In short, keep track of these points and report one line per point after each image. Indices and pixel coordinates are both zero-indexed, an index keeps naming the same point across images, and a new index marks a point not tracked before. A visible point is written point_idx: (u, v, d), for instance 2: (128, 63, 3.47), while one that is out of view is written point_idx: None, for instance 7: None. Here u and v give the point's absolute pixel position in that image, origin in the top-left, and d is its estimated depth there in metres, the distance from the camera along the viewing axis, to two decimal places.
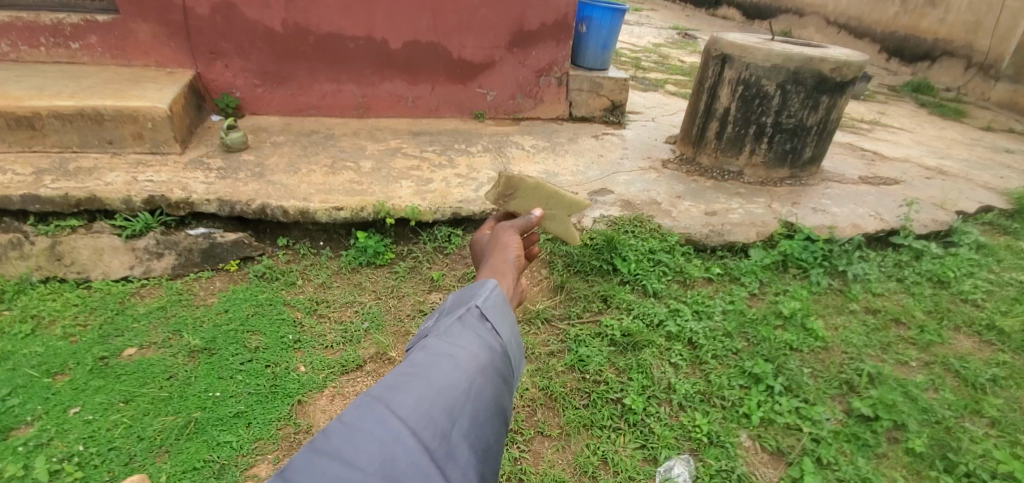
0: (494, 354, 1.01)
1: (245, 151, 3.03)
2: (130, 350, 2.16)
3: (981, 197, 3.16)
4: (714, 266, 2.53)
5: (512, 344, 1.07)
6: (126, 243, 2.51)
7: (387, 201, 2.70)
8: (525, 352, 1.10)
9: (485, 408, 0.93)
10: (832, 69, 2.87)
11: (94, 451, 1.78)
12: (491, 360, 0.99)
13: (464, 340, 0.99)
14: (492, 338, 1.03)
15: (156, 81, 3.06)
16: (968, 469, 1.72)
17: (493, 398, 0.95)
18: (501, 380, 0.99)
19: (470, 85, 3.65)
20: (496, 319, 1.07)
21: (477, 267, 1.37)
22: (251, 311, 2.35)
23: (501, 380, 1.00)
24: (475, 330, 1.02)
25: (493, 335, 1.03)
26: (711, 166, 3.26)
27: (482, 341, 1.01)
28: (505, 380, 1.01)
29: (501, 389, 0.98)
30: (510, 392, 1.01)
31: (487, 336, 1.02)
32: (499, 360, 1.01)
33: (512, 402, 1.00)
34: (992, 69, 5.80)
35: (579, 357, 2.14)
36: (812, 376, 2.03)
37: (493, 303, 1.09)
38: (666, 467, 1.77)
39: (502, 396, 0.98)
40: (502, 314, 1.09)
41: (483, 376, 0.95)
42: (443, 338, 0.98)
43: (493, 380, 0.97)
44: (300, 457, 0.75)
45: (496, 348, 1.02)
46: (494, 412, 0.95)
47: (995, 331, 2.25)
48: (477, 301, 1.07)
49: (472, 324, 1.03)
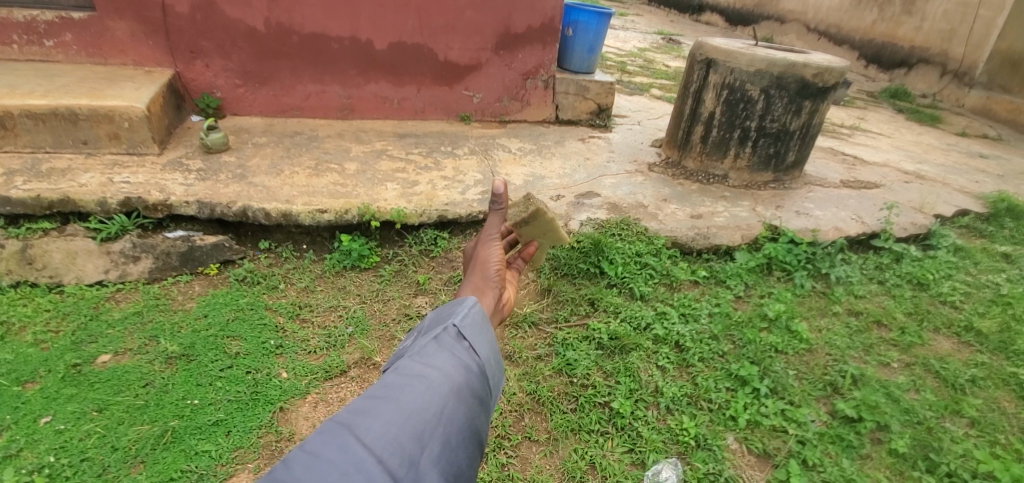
0: (470, 375, 1.02)
1: (226, 152, 2.97)
2: (104, 357, 2.09)
3: (958, 201, 3.23)
4: (700, 269, 2.54)
5: (490, 363, 1.09)
6: (101, 247, 2.44)
7: (372, 204, 2.66)
8: (502, 370, 1.12)
9: (457, 431, 0.94)
10: (814, 74, 2.91)
11: (65, 463, 1.71)
12: (466, 380, 1.00)
13: (439, 360, 1.00)
14: (468, 358, 1.04)
15: (133, 80, 2.99)
16: (948, 469, 1.74)
17: (466, 421, 0.96)
18: (475, 402, 1.00)
19: (456, 87, 3.62)
20: (473, 338, 1.09)
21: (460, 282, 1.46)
22: (230, 316, 2.29)
23: (475, 401, 1.00)
24: (450, 351, 1.03)
25: (469, 354, 1.05)
26: (696, 169, 3.28)
27: (456, 362, 1.02)
28: (480, 400, 1.02)
29: (475, 411, 0.99)
30: (484, 414, 1.02)
31: (463, 356, 1.04)
32: (474, 380, 1.02)
33: (486, 424, 1.01)
34: (966, 76, 5.96)
35: (566, 361, 2.13)
36: (796, 378, 2.05)
37: (471, 321, 1.11)
38: (654, 471, 1.76)
39: (476, 417, 0.99)
40: (479, 333, 1.11)
41: (455, 398, 0.96)
42: (417, 358, 0.99)
43: (466, 401, 0.98)
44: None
45: (471, 367, 1.03)
46: (467, 435, 0.95)
47: (973, 332, 2.29)
48: (454, 320, 1.09)
49: (447, 344, 1.04)
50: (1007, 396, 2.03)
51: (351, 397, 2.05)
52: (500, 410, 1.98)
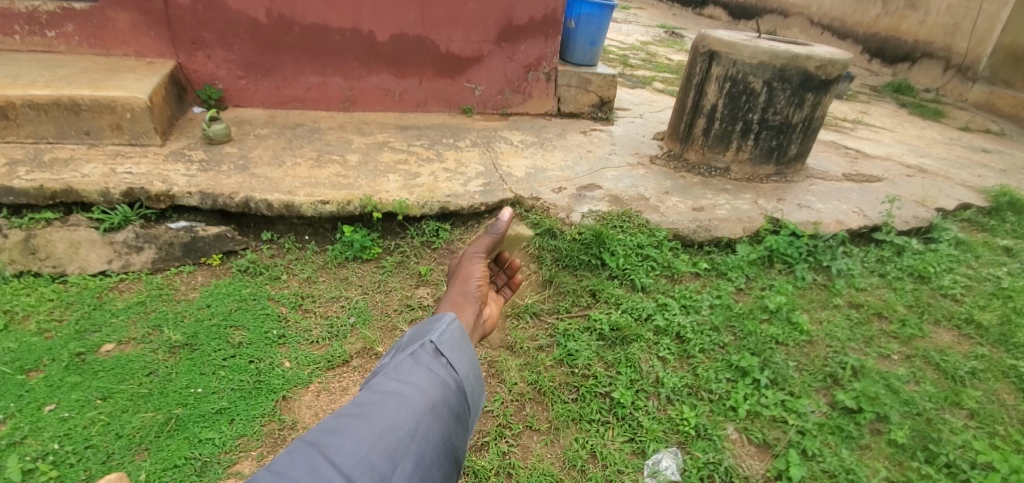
0: (447, 390, 1.11)
1: (227, 143, 2.97)
2: (107, 346, 2.10)
3: (960, 195, 3.23)
4: (701, 261, 2.54)
5: (468, 379, 1.18)
6: (104, 237, 2.45)
7: (374, 195, 2.66)
8: (482, 383, 1.21)
9: (432, 448, 1.01)
10: (817, 66, 2.90)
11: (70, 450, 1.73)
12: (442, 396, 1.09)
13: (414, 377, 1.08)
14: (445, 374, 1.13)
15: (134, 71, 2.98)
16: (947, 460, 1.75)
17: (442, 436, 1.04)
18: (451, 417, 1.08)
19: (458, 80, 3.61)
20: (450, 354, 1.18)
21: (442, 297, 1.54)
22: (233, 307, 2.30)
23: (452, 417, 1.08)
24: (427, 366, 1.12)
25: (446, 369, 1.14)
26: (698, 161, 3.28)
27: (432, 379, 1.10)
28: (457, 417, 1.10)
29: (452, 426, 1.07)
30: (461, 429, 1.10)
31: (439, 371, 1.13)
32: (451, 397, 1.10)
33: (463, 438, 1.08)
34: (970, 70, 5.95)
35: (567, 352, 2.13)
36: (796, 369, 2.06)
37: (447, 338, 1.20)
38: (655, 460, 1.78)
39: (451, 432, 1.06)
40: (457, 349, 1.20)
41: (429, 415, 1.04)
42: (393, 377, 1.08)
43: (443, 417, 1.06)
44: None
45: (448, 383, 1.12)
46: (442, 452, 1.02)
47: (974, 325, 2.29)
48: (431, 337, 1.19)
49: (424, 361, 1.13)
50: (1006, 388, 2.04)
51: (353, 387, 2.07)
52: (501, 400, 1.99)
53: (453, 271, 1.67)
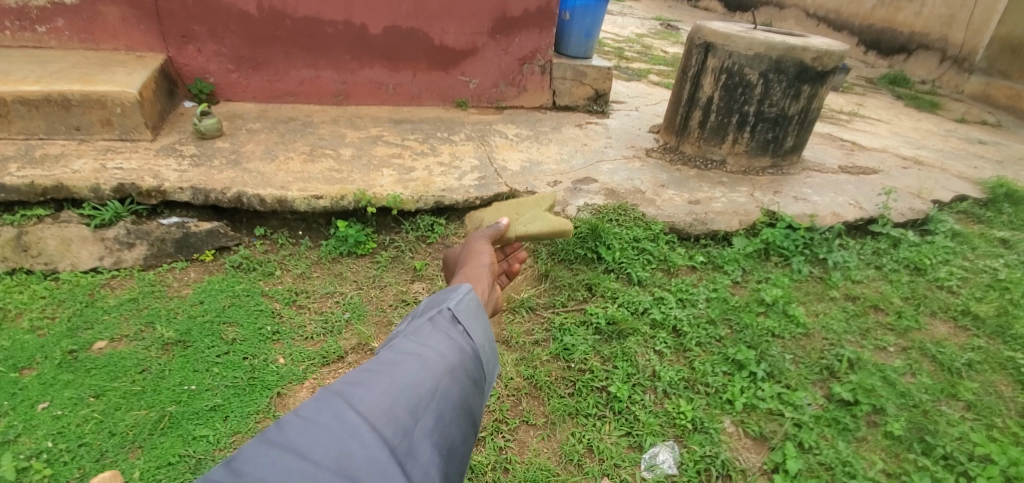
0: (465, 355, 1.10)
1: (219, 138, 2.93)
2: (100, 344, 2.08)
3: (956, 187, 3.23)
4: (697, 255, 2.53)
5: (485, 347, 1.16)
6: (95, 233, 2.42)
7: (368, 190, 2.63)
8: (496, 354, 1.19)
9: (450, 408, 1.01)
10: (813, 58, 2.88)
11: (63, 448, 1.71)
12: (460, 360, 1.08)
13: (433, 341, 1.07)
14: (463, 340, 1.12)
15: (125, 65, 2.94)
16: (944, 452, 1.75)
17: (460, 398, 1.04)
18: (469, 381, 1.08)
19: (452, 73, 3.58)
20: (468, 322, 1.16)
21: (454, 276, 1.55)
22: (226, 303, 2.28)
23: (469, 381, 1.08)
24: (445, 332, 1.11)
25: (463, 336, 1.12)
26: (694, 154, 3.26)
27: (451, 343, 1.09)
28: (474, 381, 1.10)
29: (469, 390, 1.07)
30: (478, 393, 1.10)
31: (457, 338, 1.11)
32: (469, 362, 1.10)
33: (479, 402, 1.08)
34: (966, 61, 5.94)
35: (563, 346, 2.12)
36: (793, 362, 2.06)
37: (466, 306, 1.18)
38: (651, 454, 1.78)
39: (469, 396, 1.06)
40: (474, 317, 1.18)
41: (448, 377, 1.04)
42: (412, 339, 1.07)
43: (461, 380, 1.06)
44: (252, 444, 0.84)
45: (466, 349, 1.11)
46: (460, 413, 1.03)
47: (970, 317, 2.29)
48: (449, 304, 1.16)
49: (442, 326, 1.11)
50: (1003, 380, 2.04)
51: None
52: (497, 395, 1.98)
53: (461, 256, 1.70)
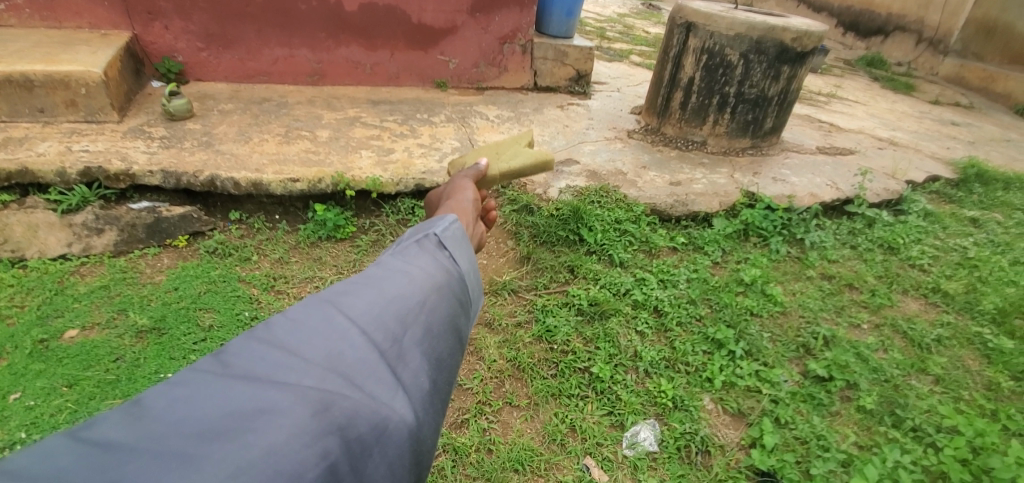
0: (452, 277, 1.07)
1: (190, 119, 2.83)
2: (71, 332, 2.02)
3: (929, 167, 3.30)
4: (678, 236, 2.55)
5: (471, 273, 1.13)
6: (62, 219, 2.33)
7: (346, 172, 2.58)
8: (482, 284, 1.15)
9: (439, 323, 0.98)
10: (793, 39, 2.88)
11: (37, 439, 1.67)
12: (447, 280, 1.05)
13: (420, 260, 1.04)
14: (449, 263, 1.09)
15: (88, 43, 2.81)
16: (914, 424, 1.81)
17: (448, 316, 1.01)
18: (456, 302, 1.04)
19: (431, 52, 3.51)
20: (455, 248, 1.13)
21: (439, 208, 1.56)
22: (202, 289, 2.23)
23: (457, 302, 1.05)
24: (431, 254, 1.07)
25: (450, 260, 1.09)
26: (675, 136, 3.26)
27: (439, 263, 1.06)
28: (462, 303, 1.06)
29: (457, 310, 1.04)
30: (465, 315, 1.07)
31: (444, 261, 1.08)
32: (456, 283, 1.06)
33: (467, 323, 1.05)
34: (941, 44, 6.04)
35: (546, 328, 2.13)
36: (770, 340, 2.10)
37: (452, 233, 1.15)
38: (632, 432, 1.80)
39: (456, 315, 1.03)
40: (460, 245, 1.15)
41: (436, 293, 1.01)
42: (399, 257, 1.03)
43: (449, 299, 1.03)
44: (235, 343, 0.81)
45: (453, 271, 1.07)
46: (449, 330, 1.00)
47: (940, 294, 2.36)
48: (435, 229, 1.13)
49: (429, 249, 1.08)
50: (971, 354, 2.11)
51: None
52: (481, 377, 1.98)
53: (445, 192, 1.71)
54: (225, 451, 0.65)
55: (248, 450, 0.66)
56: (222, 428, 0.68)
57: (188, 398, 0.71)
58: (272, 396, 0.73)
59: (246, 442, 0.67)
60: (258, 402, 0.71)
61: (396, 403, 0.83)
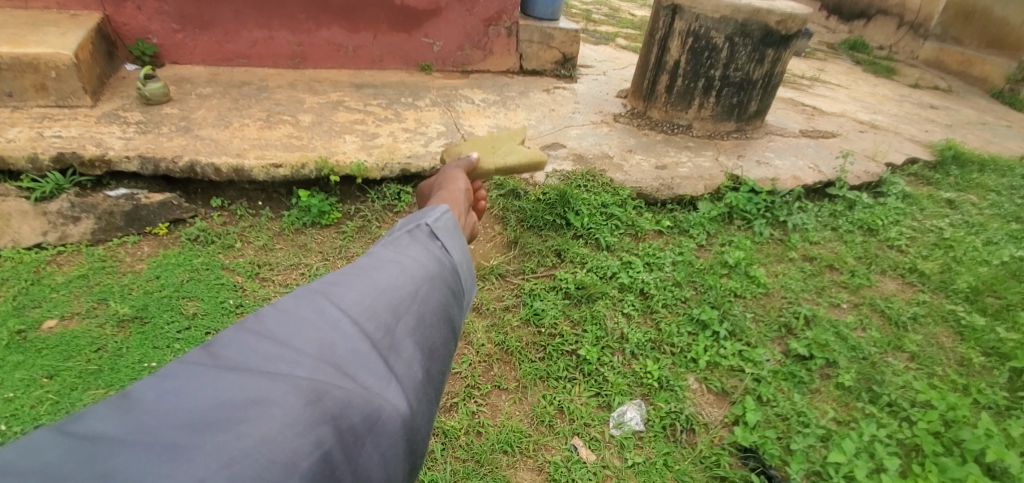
0: (444, 267, 1.07)
1: (167, 104, 2.76)
2: (49, 322, 1.98)
3: (907, 150, 3.35)
4: (664, 219, 2.57)
5: (463, 264, 1.13)
6: (36, 207, 2.27)
7: (330, 157, 2.55)
8: (474, 274, 1.15)
9: (431, 312, 0.98)
10: (777, 21, 2.89)
11: (17, 431, 1.64)
12: (439, 270, 1.05)
13: (412, 250, 1.04)
14: (441, 253, 1.08)
15: (56, 24, 2.71)
16: (890, 399, 1.87)
17: (440, 306, 1.01)
18: (448, 291, 1.04)
19: (415, 34, 3.45)
20: (447, 239, 1.12)
21: (432, 198, 1.56)
22: (185, 277, 2.19)
23: (449, 291, 1.05)
24: (423, 244, 1.07)
25: (442, 250, 1.09)
26: (661, 119, 3.27)
27: (430, 254, 1.06)
28: (454, 293, 1.06)
29: (449, 300, 1.04)
30: (457, 306, 1.07)
31: (436, 251, 1.08)
32: (448, 273, 1.06)
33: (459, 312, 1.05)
34: (922, 27, 6.10)
35: (534, 311, 2.14)
36: (753, 320, 2.14)
37: (444, 224, 1.14)
38: (619, 412, 1.84)
39: (448, 305, 1.03)
40: (452, 235, 1.15)
41: (428, 283, 1.00)
42: (391, 247, 1.03)
43: (441, 289, 1.03)
44: (225, 333, 0.80)
45: (445, 262, 1.07)
46: (440, 320, 1.00)
47: (916, 274, 2.42)
48: (428, 220, 1.12)
49: (421, 239, 1.08)
50: (944, 331, 2.18)
51: None
52: (469, 361, 1.99)
53: (437, 182, 1.71)
54: (218, 442, 0.64)
55: (241, 440, 0.66)
56: (213, 418, 0.67)
57: (178, 390, 0.70)
58: (264, 386, 0.72)
59: (239, 432, 0.66)
60: (249, 392, 0.71)
61: (389, 393, 0.83)
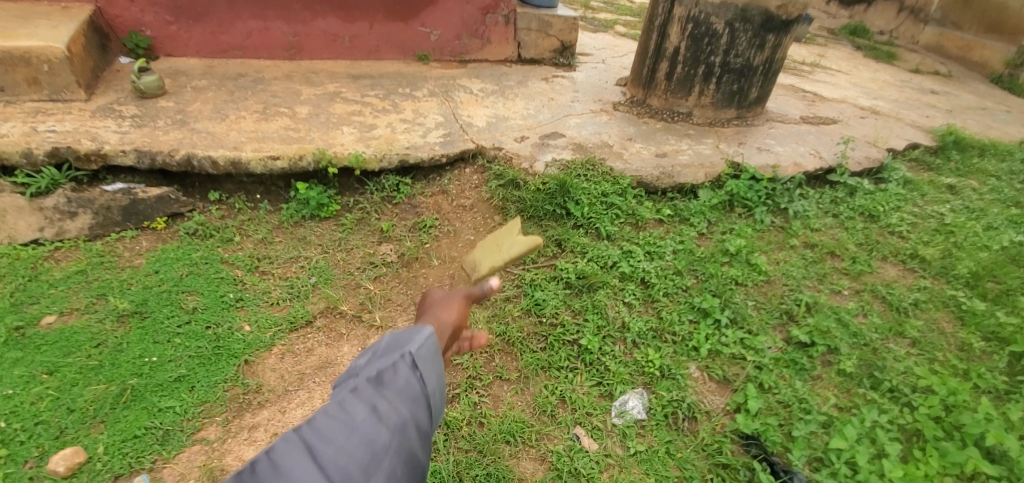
0: (414, 410, 1.03)
1: (161, 97, 2.73)
2: (48, 318, 1.97)
3: (908, 135, 3.33)
4: (664, 208, 2.55)
5: (437, 395, 1.09)
6: (32, 203, 2.26)
7: (328, 149, 2.53)
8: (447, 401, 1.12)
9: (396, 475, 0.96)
10: (778, 6, 2.86)
11: (17, 427, 1.64)
12: (410, 420, 1.02)
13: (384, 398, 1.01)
14: (414, 392, 1.05)
15: (48, 17, 2.68)
16: (891, 385, 1.87)
17: (407, 466, 0.98)
18: (417, 437, 1.02)
19: (411, 24, 3.41)
20: (423, 369, 1.08)
21: None
22: (184, 272, 2.18)
23: (417, 437, 1.02)
24: (397, 381, 1.04)
25: (417, 386, 1.05)
26: (661, 107, 3.24)
27: (401, 398, 1.03)
28: (422, 435, 1.04)
29: (416, 452, 1.01)
30: (425, 449, 1.04)
31: (410, 389, 1.04)
32: (417, 416, 1.03)
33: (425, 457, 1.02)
34: (922, 12, 6.05)
35: (535, 301, 2.13)
36: (755, 308, 2.14)
37: (425, 351, 1.09)
38: (621, 401, 1.84)
39: (415, 457, 1.00)
40: (431, 365, 1.10)
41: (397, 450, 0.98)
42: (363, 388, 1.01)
43: (409, 444, 1.00)
44: None
45: (416, 401, 1.04)
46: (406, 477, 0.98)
47: (917, 260, 2.41)
48: (409, 347, 1.08)
49: (395, 372, 1.04)
50: (945, 317, 2.18)
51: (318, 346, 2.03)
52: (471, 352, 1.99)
53: None
54: None
55: None
56: None
57: None
58: None
59: None
60: None
61: None
